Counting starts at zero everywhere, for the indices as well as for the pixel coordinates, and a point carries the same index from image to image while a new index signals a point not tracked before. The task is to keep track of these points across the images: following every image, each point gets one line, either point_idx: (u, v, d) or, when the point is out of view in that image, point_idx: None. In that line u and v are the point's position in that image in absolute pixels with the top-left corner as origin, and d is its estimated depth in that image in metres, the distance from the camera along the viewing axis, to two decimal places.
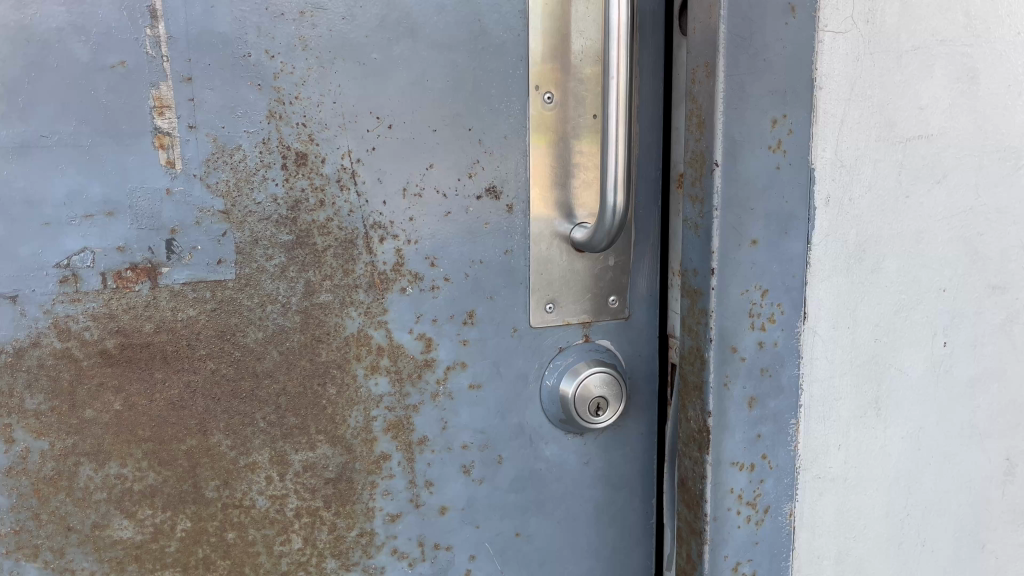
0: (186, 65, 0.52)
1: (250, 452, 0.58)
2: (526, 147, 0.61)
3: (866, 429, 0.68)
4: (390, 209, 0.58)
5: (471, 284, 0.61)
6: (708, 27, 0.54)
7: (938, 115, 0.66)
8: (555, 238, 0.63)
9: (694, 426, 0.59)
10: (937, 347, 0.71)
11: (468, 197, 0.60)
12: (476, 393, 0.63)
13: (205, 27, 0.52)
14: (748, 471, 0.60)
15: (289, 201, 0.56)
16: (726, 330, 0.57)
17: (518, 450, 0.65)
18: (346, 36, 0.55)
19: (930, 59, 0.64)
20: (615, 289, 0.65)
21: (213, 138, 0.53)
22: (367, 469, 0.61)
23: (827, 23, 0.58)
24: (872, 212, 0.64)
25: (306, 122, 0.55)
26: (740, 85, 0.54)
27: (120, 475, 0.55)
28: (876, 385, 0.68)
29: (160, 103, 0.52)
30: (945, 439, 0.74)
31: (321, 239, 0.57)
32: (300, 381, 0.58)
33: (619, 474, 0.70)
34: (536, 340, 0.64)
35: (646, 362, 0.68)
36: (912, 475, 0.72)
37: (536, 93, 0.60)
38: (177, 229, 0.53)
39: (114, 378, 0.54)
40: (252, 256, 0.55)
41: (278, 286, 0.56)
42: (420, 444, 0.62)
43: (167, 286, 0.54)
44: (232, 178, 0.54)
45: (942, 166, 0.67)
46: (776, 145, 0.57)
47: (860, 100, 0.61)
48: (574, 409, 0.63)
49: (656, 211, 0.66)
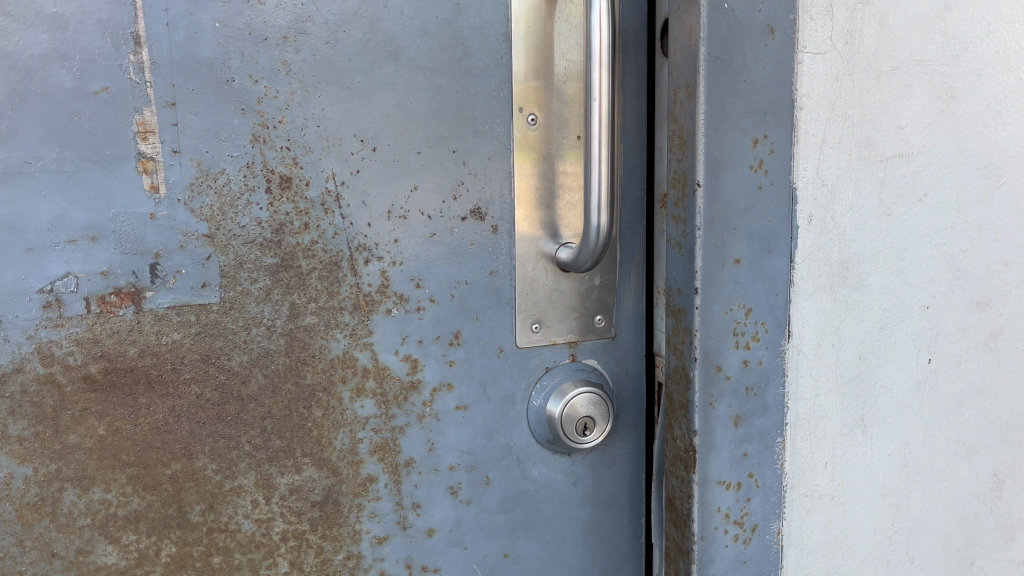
0: (170, 90, 0.52)
1: (236, 475, 0.57)
2: (510, 168, 0.61)
3: (852, 447, 0.68)
4: (374, 231, 0.58)
5: (456, 305, 0.61)
6: (688, 49, 0.54)
7: (918, 134, 0.66)
8: (540, 258, 0.63)
9: (680, 446, 0.59)
10: (922, 363, 0.71)
11: (452, 219, 0.60)
12: (462, 414, 0.63)
13: (188, 52, 0.52)
14: (735, 490, 0.60)
15: (273, 224, 0.56)
16: (711, 349, 0.57)
17: (505, 470, 0.65)
18: (329, 60, 0.55)
19: (909, 78, 0.65)
20: (601, 308, 0.65)
21: (196, 162, 0.54)
22: (353, 492, 0.61)
23: (806, 44, 0.59)
24: (855, 230, 0.64)
25: (290, 146, 0.55)
26: (721, 106, 0.54)
27: (104, 500, 0.55)
28: (862, 403, 0.68)
29: (144, 128, 0.52)
30: (932, 455, 0.74)
31: (306, 261, 0.57)
32: (285, 404, 0.58)
33: (608, 493, 0.69)
34: (522, 360, 0.64)
35: (632, 380, 0.68)
36: (899, 492, 0.72)
37: (519, 115, 0.60)
38: (161, 253, 0.54)
39: (98, 403, 0.54)
40: (236, 279, 0.56)
41: (263, 309, 0.56)
42: (407, 465, 0.62)
43: (151, 310, 0.54)
44: (217, 202, 0.54)
45: (923, 184, 0.68)
46: (758, 165, 0.57)
47: (840, 120, 0.62)
48: (561, 429, 0.63)
49: (641, 230, 0.66)
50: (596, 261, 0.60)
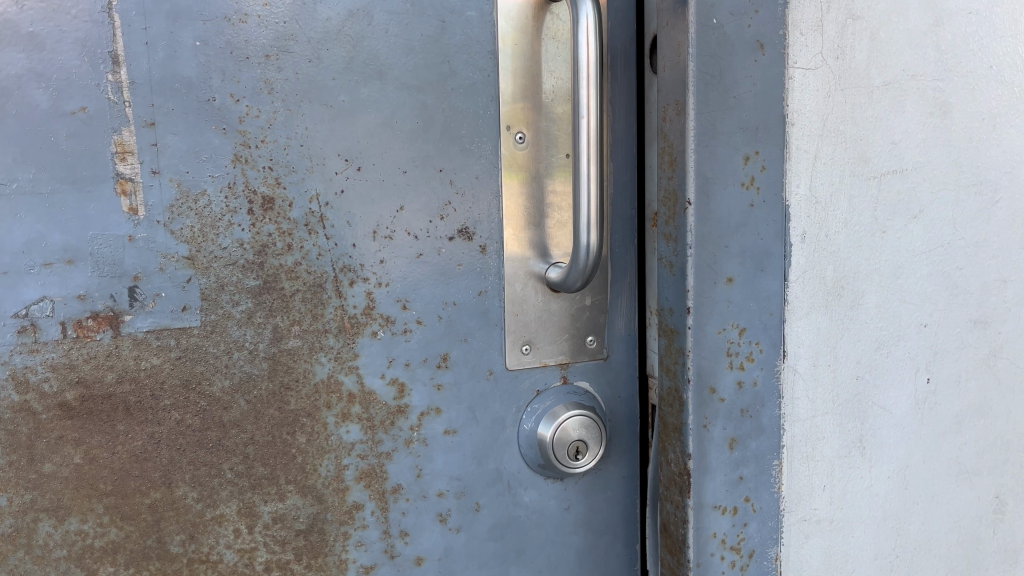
0: (149, 110, 0.51)
1: (217, 504, 0.56)
2: (498, 187, 0.60)
3: (851, 469, 0.66)
4: (359, 252, 0.57)
5: (444, 327, 0.60)
6: (677, 64, 0.53)
7: (912, 150, 0.66)
8: (530, 278, 0.62)
9: (674, 469, 0.57)
10: (920, 383, 0.70)
11: (440, 238, 0.59)
12: (451, 439, 0.61)
13: (168, 71, 0.51)
14: (731, 515, 0.59)
15: (255, 246, 0.55)
16: (704, 370, 0.56)
17: (496, 496, 0.63)
18: (313, 78, 0.54)
19: (902, 93, 0.64)
20: (593, 329, 0.64)
21: (176, 183, 0.52)
22: (339, 520, 0.59)
23: (797, 60, 0.58)
24: (850, 248, 0.63)
25: (272, 166, 0.54)
26: (711, 123, 0.53)
27: (80, 531, 0.54)
28: (860, 424, 0.66)
29: (122, 148, 0.51)
30: (933, 478, 0.72)
31: (289, 283, 0.56)
32: (268, 430, 0.56)
33: (602, 519, 0.68)
34: (512, 383, 0.62)
35: (626, 403, 0.67)
36: (899, 516, 0.70)
37: (507, 133, 0.60)
38: (140, 276, 0.52)
39: (75, 430, 0.53)
40: (218, 302, 0.54)
41: (245, 332, 0.55)
42: (394, 492, 0.60)
43: (130, 335, 0.53)
44: (198, 223, 0.53)
45: (917, 201, 0.67)
46: (750, 182, 0.56)
47: (832, 136, 0.61)
48: (552, 453, 0.62)
49: (633, 249, 0.65)
50: (586, 281, 0.59)
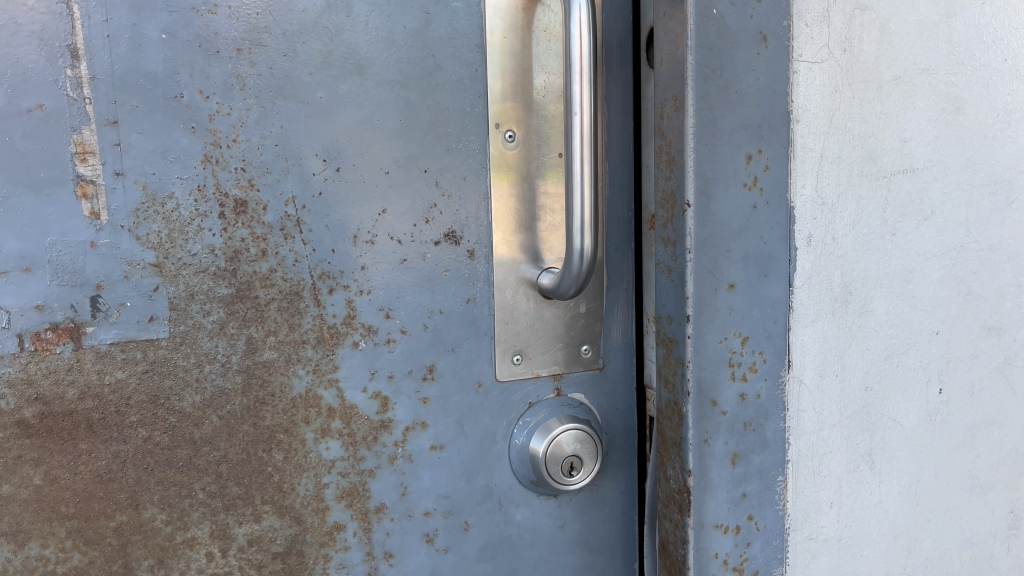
0: (112, 107, 0.48)
1: (188, 526, 0.53)
2: (486, 189, 0.57)
3: (860, 485, 0.63)
4: (339, 258, 0.54)
5: (430, 336, 0.57)
6: (675, 58, 0.50)
7: (923, 148, 0.63)
8: (521, 284, 0.58)
9: (674, 486, 0.54)
10: (932, 394, 0.67)
11: (425, 243, 0.56)
12: (438, 454, 0.58)
13: (132, 66, 0.48)
14: (733, 534, 0.55)
15: (228, 252, 0.51)
16: (705, 381, 0.53)
17: (486, 514, 0.60)
18: (289, 73, 0.51)
19: (912, 88, 0.61)
20: (588, 337, 0.61)
21: (141, 185, 0.49)
22: (319, 542, 0.56)
23: (802, 53, 0.55)
24: (859, 252, 0.60)
25: (245, 167, 0.51)
26: (711, 120, 0.50)
27: (41, 557, 0.50)
28: (869, 437, 0.63)
29: (83, 148, 0.48)
30: (945, 492, 0.69)
31: (264, 292, 0.52)
32: (242, 448, 0.53)
33: (598, 537, 0.65)
34: (503, 395, 0.59)
35: (623, 415, 0.64)
36: (911, 533, 0.67)
37: (497, 132, 0.56)
38: (103, 284, 0.49)
39: (34, 450, 0.49)
40: (188, 312, 0.51)
41: (217, 344, 0.52)
42: (378, 512, 0.57)
43: (92, 347, 0.49)
44: (165, 228, 0.50)
45: (929, 201, 0.64)
46: (752, 183, 0.53)
47: (839, 134, 0.58)
48: (544, 469, 0.58)
49: (629, 254, 0.62)
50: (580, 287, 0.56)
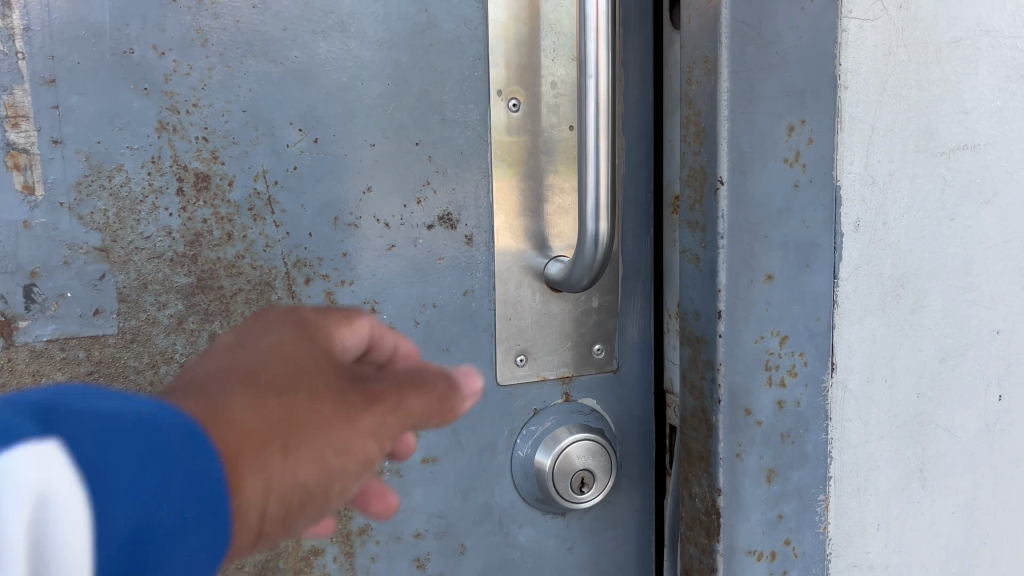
0: (48, 63, 0.41)
1: None
2: (486, 166, 0.50)
3: (910, 504, 0.56)
4: (317, 242, 0.47)
5: (422, 334, 0.50)
6: (706, 13, 0.43)
7: (984, 121, 0.56)
8: (525, 274, 0.51)
9: (700, 507, 0.47)
10: (989, 402, 0.60)
11: (416, 226, 0.49)
12: (431, 468, 0.51)
13: (73, 15, 0.41)
14: (768, 561, 0.48)
15: (186, 235, 0.44)
16: (737, 386, 0.46)
17: (485, 536, 0.53)
18: (258, 27, 0.44)
19: (973, 53, 0.54)
20: (600, 335, 0.54)
21: (85, 156, 0.42)
22: (294, 569, 0.49)
23: (852, 9, 0.48)
24: (913, 239, 0.53)
25: (207, 136, 0.44)
26: (748, 85, 0.44)
27: None
28: (921, 450, 0.56)
29: (14, 111, 0.40)
30: (1001, 511, 0.62)
31: (229, 282, 0.45)
32: None
33: (610, 560, 0.58)
34: (505, 401, 0.52)
35: (639, 423, 0.57)
36: (964, 557, 0.60)
37: (499, 101, 0.49)
38: (38, 272, 0.42)
39: None
40: (140, 304, 0.44)
41: (175, 341, 0.45)
42: (362, 534, 0.50)
43: (26, 345, 0.42)
44: (113, 206, 0.43)
45: (989, 181, 0.57)
46: (794, 158, 0.46)
47: (893, 102, 0.51)
48: (552, 486, 0.51)
49: (648, 242, 0.55)
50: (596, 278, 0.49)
